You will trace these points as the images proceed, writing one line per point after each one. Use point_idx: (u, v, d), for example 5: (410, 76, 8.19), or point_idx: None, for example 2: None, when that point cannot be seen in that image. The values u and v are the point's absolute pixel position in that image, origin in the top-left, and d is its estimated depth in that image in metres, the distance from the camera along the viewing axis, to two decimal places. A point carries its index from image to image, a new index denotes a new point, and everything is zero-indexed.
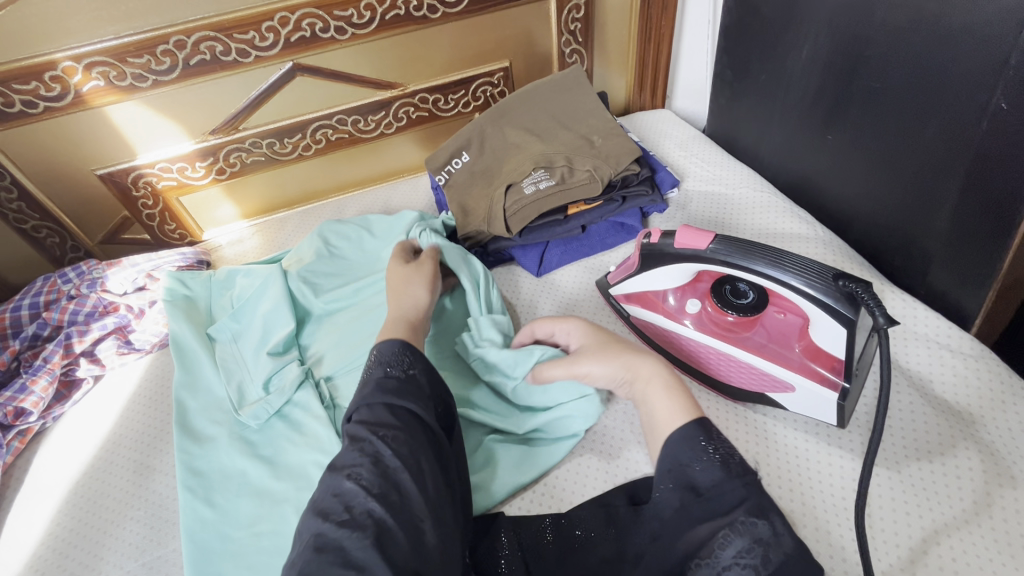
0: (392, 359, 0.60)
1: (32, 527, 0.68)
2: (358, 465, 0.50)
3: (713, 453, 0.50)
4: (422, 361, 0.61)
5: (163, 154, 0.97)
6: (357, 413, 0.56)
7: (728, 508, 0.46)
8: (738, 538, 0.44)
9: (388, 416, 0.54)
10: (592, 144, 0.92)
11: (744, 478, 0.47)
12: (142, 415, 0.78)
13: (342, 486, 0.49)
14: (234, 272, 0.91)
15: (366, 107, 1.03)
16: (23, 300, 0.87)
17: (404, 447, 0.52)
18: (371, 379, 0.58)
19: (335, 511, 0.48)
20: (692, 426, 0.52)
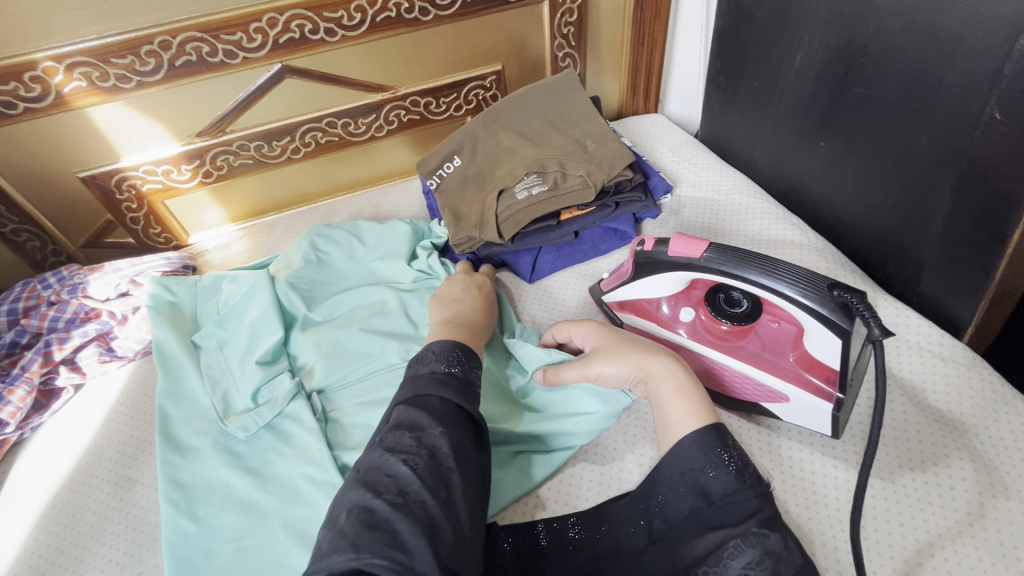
0: (454, 358, 0.61)
1: (9, 542, 0.66)
2: (412, 452, 0.50)
3: (728, 460, 0.50)
4: (475, 364, 0.62)
5: (147, 156, 0.94)
6: (414, 401, 0.56)
7: (740, 518, 0.47)
8: (749, 549, 0.44)
9: (448, 412, 0.55)
10: (586, 149, 0.91)
11: (757, 489, 0.48)
12: (124, 425, 0.76)
13: (396, 469, 0.49)
14: (221, 277, 0.89)
15: (357, 110, 1.02)
16: (1, 306, 0.84)
17: (460, 445, 0.52)
18: (431, 370, 0.59)
19: (386, 492, 0.47)
20: (708, 431, 0.52)
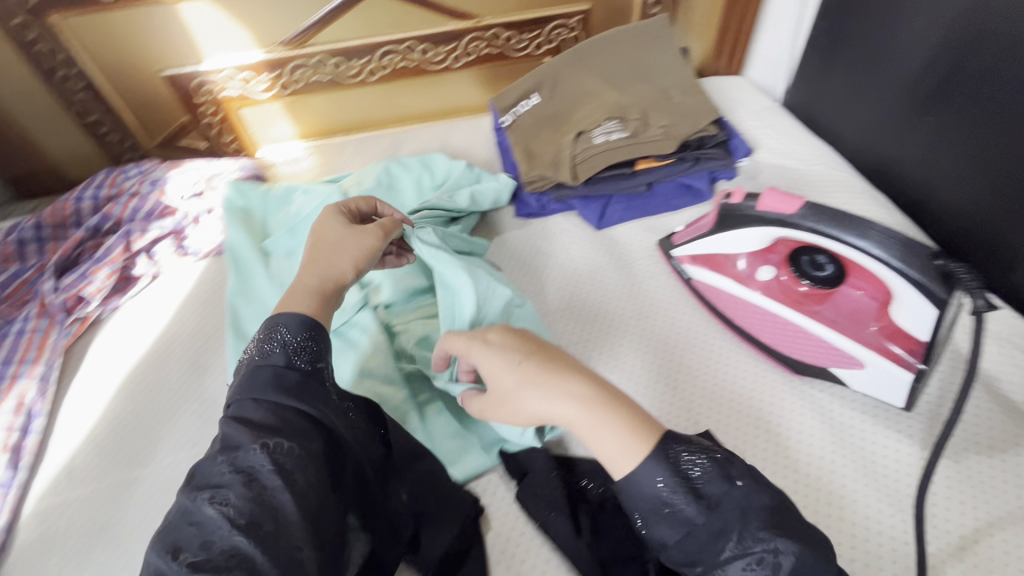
0: (281, 345, 0.54)
1: (91, 407, 0.70)
2: (223, 484, 0.45)
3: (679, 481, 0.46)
4: (325, 346, 0.56)
5: (229, 61, 0.95)
6: (234, 409, 0.50)
7: (714, 537, 0.45)
8: (742, 557, 0.43)
9: (276, 416, 0.49)
10: (670, 100, 0.88)
11: (719, 508, 0.45)
12: (198, 317, 0.79)
13: (201, 513, 0.43)
14: (293, 189, 0.91)
15: (438, 37, 1.00)
16: (86, 192, 0.87)
17: (285, 457, 0.46)
18: (250, 363, 0.53)
19: (189, 546, 0.42)
20: (654, 454, 0.47)
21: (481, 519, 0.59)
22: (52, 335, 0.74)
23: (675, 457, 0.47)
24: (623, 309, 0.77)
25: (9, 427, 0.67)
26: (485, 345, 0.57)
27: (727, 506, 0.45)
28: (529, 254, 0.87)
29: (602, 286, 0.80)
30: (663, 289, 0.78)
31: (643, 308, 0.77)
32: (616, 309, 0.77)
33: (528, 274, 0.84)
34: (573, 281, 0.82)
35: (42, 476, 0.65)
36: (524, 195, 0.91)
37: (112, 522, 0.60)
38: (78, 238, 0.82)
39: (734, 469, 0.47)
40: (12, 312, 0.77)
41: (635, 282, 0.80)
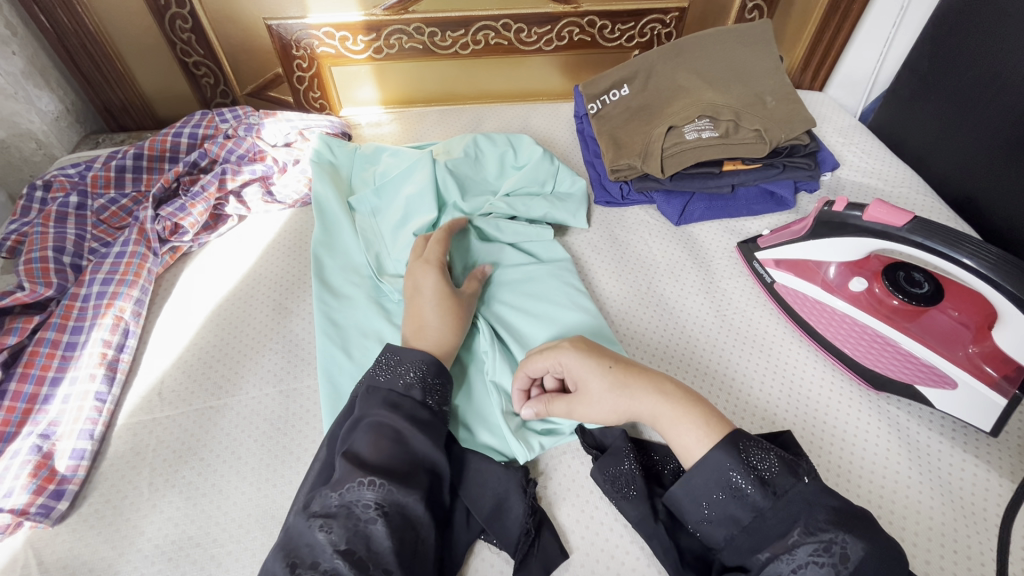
0: (409, 375, 0.58)
1: (179, 335, 0.73)
2: (332, 515, 0.48)
3: (746, 480, 0.49)
4: (443, 389, 0.59)
5: (331, 19, 0.97)
6: (357, 430, 0.54)
7: (773, 537, 0.47)
8: (803, 547, 0.45)
9: (391, 450, 0.52)
10: (765, 105, 0.87)
11: (786, 495, 0.48)
12: (282, 262, 0.82)
13: (314, 537, 0.47)
14: (381, 149, 0.92)
15: (535, 17, 1.01)
16: (184, 129, 0.89)
17: (389, 495, 0.49)
18: (375, 394, 0.56)
19: (301, 563, 0.45)
20: (723, 452, 0.51)
21: (555, 487, 0.61)
22: (148, 262, 0.76)
23: (745, 448, 0.51)
24: (698, 302, 0.77)
25: (106, 343, 0.68)
26: (562, 353, 0.60)
27: (799, 495, 0.48)
28: (599, 240, 0.87)
29: (679, 280, 0.80)
30: (739, 290, 0.79)
31: (719, 304, 0.77)
32: (690, 301, 0.77)
33: (597, 257, 0.84)
34: (644, 270, 0.82)
35: (134, 392, 0.67)
36: (606, 182, 0.92)
37: (198, 444, 0.63)
38: (177, 171, 0.85)
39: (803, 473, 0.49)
40: (108, 236, 0.80)
41: (711, 278, 0.80)
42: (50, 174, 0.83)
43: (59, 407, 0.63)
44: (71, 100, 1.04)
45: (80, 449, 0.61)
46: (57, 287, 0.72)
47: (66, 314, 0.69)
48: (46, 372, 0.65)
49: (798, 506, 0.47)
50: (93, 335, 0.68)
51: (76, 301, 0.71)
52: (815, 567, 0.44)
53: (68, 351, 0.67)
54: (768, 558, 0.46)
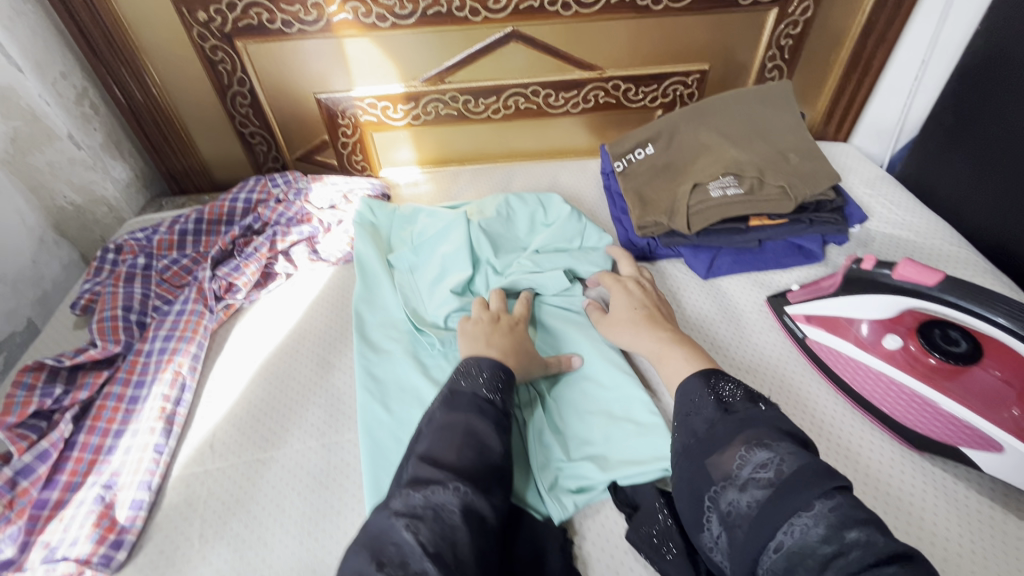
0: (485, 381, 0.63)
1: (229, 390, 0.77)
2: (417, 517, 0.50)
3: (713, 397, 0.58)
4: (512, 395, 0.64)
5: (374, 91, 1.05)
6: (436, 437, 0.57)
7: (723, 442, 0.53)
8: (755, 457, 0.50)
9: (475, 455, 0.56)
10: (789, 162, 0.89)
11: (736, 414, 0.55)
12: (326, 318, 0.86)
13: (400, 536, 0.49)
14: (418, 210, 0.98)
15: (562, 83, 1.07)
16: (240, 194, 0.97)
17: (470, 501, 0.52)
18: (457, 398, 0.61)
19: (390, 563, 0.47)
20: (695, 379, 0.61)
21: (589, 547, 0.61)
22: (204, 319, 0.82)
23: (713, 382, 0.60)
24: (729, 355, 0.78)
25: (165, 398, 0.73)
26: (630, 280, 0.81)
27: (749, 417, 0.54)
28: None
29: (710, 336, 0.81)
30: (771, 343, 0.79)
31: (750, 357, 0.77)
32: (721, 353, 0.78)
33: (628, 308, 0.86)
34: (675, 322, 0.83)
35: (188, 444, 0.71)
36: (634, 237, 0.94)
37: (247, 497, 0.66)
38: (234, 234, 0.92)
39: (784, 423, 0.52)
40: (169, 294, 0.86)
41: (742, 331, 0.81)
42: (122, 238, 0.91)
43: (120, 458, 0.67)
44: (141, 168, 1.15)
45: (138, 500, 0.64)
46: (124, 343, 0.78)
47: (130, 369, 0.75)
48: (111, 424, 0.70)
49: (745, 424, 0.53)
50: (154, 389, 0.73)
51: (140, 356, 0.76)
52: (755, 482, 0.48)
53: (131, 404, 0.72)
54: (716, 479, 0.51)
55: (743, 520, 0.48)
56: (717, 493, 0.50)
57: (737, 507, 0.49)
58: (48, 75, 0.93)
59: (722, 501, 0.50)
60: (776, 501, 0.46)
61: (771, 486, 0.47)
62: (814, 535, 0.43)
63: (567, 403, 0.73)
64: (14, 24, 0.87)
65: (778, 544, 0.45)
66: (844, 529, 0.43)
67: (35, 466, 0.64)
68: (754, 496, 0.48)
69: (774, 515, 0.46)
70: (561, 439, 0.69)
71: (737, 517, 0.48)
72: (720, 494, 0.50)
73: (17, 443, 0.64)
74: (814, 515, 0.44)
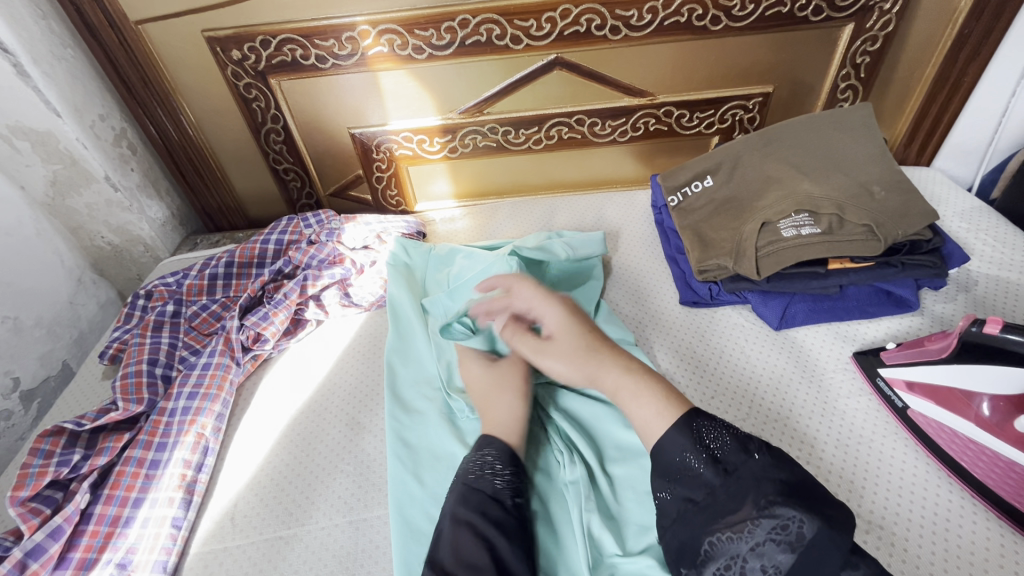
0: (491, 466, 0.58)
1: (254, 452, 0.72)
2: None
3: (702, 452, 0.53)
4: (515, 475, 0.58)
5: (410, 125, 1.01)
6: (438, 540, 0.53)
7: (726, 510, 0.49)
8: (767, 524, 0.46)
9: (472, 553, 0.50)
10: (873, 196, 0.78)
11: (735, 474, 0.50)
12: (356, 371, 0.81)
13: None
14: (455, 250, 0.91)
15: (610, 111, 1.00)
16: (272, 236, 0.93)
17: None
18: (454, 489, 0.57)
19: None
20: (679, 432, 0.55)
21: None
22: (230, 373, 0.77)
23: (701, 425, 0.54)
24: (817, 425, 0.67)
25: (186, 464, 0.68)
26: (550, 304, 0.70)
27: (744, 476, 0.50)
28: (693, 340, 0.80)
29: (789, 399, 0.70)
30: (864, 414, 0.68)
31: (842, 430, 0.66)
32: (808, 422, 0.67)
33: (693, 361, 0.76)
34: (749, 380, 0.73)
35: (208, 516, 0.66)
36: (694, 281, 0.85)
37: None
38: (263, 280, 0.87)
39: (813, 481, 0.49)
40: (197, 343, 0.83)
41: (829, 395, 0.70)
42: (152, 284, 0.88)
43: (138, 532, 0.62)
44: (177, 205, 1.13)
45: None
46: (148, 402, 0.73)
47: (152, 430, 0.70)
48: (130, 493, 0.65)
49: (745, 484, 0.49)
50: (175, 454, 0.68)
51: (163, 416, 0.71)
52: (773, 547, 0.46)
53: (151, 470, 0.67)
54: (722, 533, 0.48)
55: None
56: (723, 548, 0.48)
57: (748, 568, 0.46)
58: (86, 118, 0.92)
59: (722, 559, 0.47)
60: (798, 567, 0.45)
61: (793, 551, 0.46)
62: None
63: (623, 481, 0.63)
64: (54, 69, 0.86)
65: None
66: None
67: (46, 545, 0.59)
68: (773, 560, 0.46)
69: None
70: (616, 526, 0.60)
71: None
72: (724, 552, 0.48)
73: (29, 520, 0.59)
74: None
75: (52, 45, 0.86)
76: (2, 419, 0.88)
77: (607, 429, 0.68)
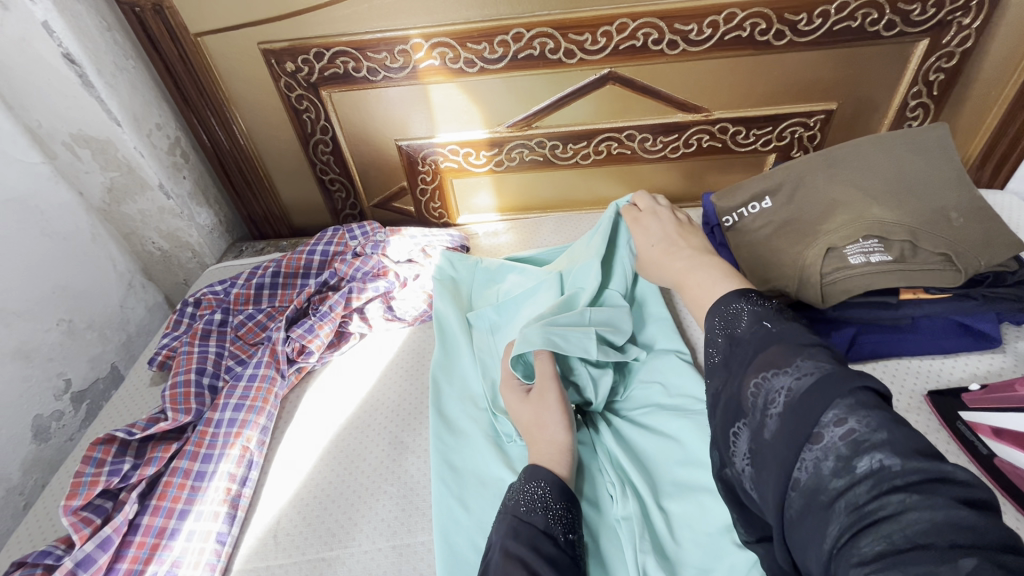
0: (543, 499, 0.54)
1: (297, 467, 0.71)
2: None
3: (722, 330, 0.51)
4: (567, 510, 0.54)
5: (458, 138, 1.00)
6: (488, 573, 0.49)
7: (742, 370, 0.46)
8: (767, 385, 0.43)
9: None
10: (950, 223, 0.73)
11: (748, 341, 0.47)
12: (399, 388, 0.79)
13: None
14: (504, 266, 0.89)
15: (662, 127, 0.97)
16: (317, 246, 0.93)
17: None
18: (505, 518, 0.54)
19: None
20: (712, 309, 0.54)
21: None
22: (276, 385, 0.77)
23: (726, 310, 0.52)
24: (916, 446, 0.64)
25: (231, 477, 0.68)
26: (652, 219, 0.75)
27: (760, 340, 0.46)
28: None
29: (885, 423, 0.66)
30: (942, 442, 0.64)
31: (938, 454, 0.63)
32: None
33: None
34: None
35: (251, 532, 0.65)
36: None
37: None
38: (309, 291, 0.87)
39: (819, 353, 0.42)
40: (243, 352, 0.83)
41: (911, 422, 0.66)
42: (200, 292, 0.89)
43: (182, 545, 0.62)
44: (224, 213, 1.14)
45: None
46: (195, 412, 0.73)
47: (199, 441, 0.70)
48: (176, 504, 0.65)
49: (758, 347, 0.46)
50: (220, 466, 0.68)
51: (210, 427, 0.71)
52: (771, 411, 0.42)
53: (197, 481, 0.67)
54: (738, 417, 0.45)
55: (760, 457, 0.41)
56: (741, 433, 0.44)
57: (755, 444, 0.42)
58: (144, 127, 0.94)
59: (743, 442, 0.44)
60: (790, 430, 0.39)
61: (783, 415, 0.40)
62: (828, 470, 0.37)
63: (679, 519, 0.60)
64: (115, 79, 0.88)
65: (794, 481, 0.38)
66: (856, 457, 0.36)
67: (96, 555, 0.59)
68: (769, 431, 0.41)
69: (790, 448, 0.39)
70: (671, 568, 0.56)
71: (755, 455, 0.42)
72: (744, 436, 0.44)
73: (80, 530, 0.60)
74: (825, 449, 0.37)
75: (115, 56, 0.88)
76: (53, 420, 0.90)
77: (660, 461, 0.65)
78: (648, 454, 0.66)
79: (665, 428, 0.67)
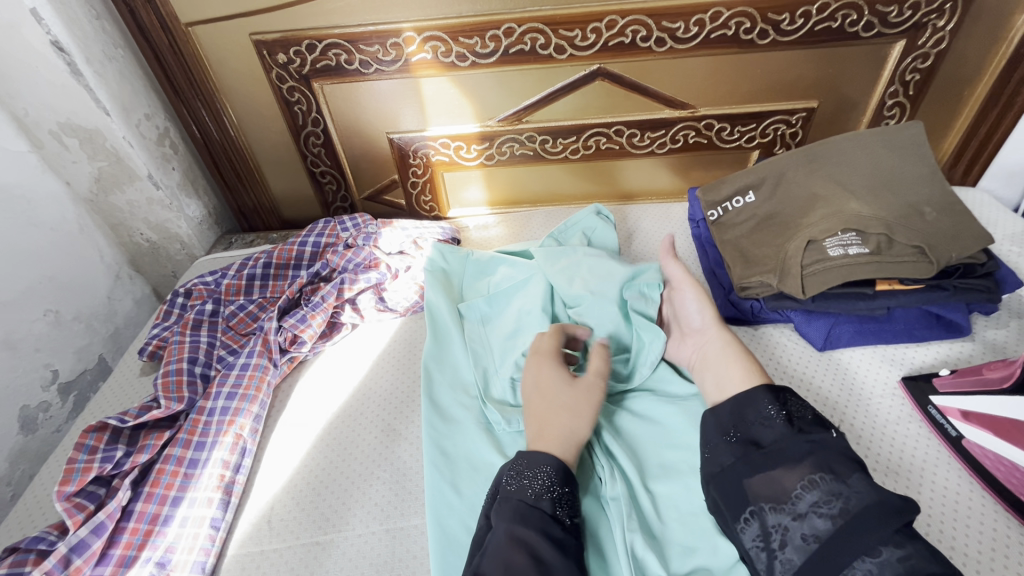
0: (551, 486, 0.56)
1: (291, 454, 0.72)
2: None
3: (777, 415, 0.57)
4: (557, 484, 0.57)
5: (449, 131, 1.01)
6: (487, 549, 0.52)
7: (791, 461, 0.53)
8: (818, 489, 0.49)
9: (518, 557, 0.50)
10: (924, 217, 0.76)
11: (809, 436, 0.54)
12: (392, 379, 0.80)
13: None
14: (494, 258, 0.90)
15: (649, 123, 0.99)
16: (309, 238, 0.94)
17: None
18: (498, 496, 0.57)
19: None
20: (764, 392, 0.60)
21: None
22: (268, 374, 0.77)
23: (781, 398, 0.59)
24: (886, 439, 0.66)
25: (224, 464, 0.68)
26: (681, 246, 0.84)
27: (821, 442, 0.53)
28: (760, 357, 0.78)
29: (860, 422, 0.68)
30: (911, 433, 0.67)
31: (906, 446, 0.66)
32: (875, 436, 0.67)
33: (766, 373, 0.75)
34: (823, 398, 0.71)
35: (245, 518, 0.66)
36: (735, 298, 0.84)
37: None
38: (302, 282, 0.88)
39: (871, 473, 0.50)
40: (235, 343, 0.83)
41: (882, 414, 0.69)
42: (191, 283, 0.89)
43: (176, 531, 0.62)
44: (213, 204, 1.14)
45: None
46: (188, 401, 0.74)
47: (192, 429, 0.70)
48: (169, 491, 0.65)
49: (815, 448, 0.53)
50: (213, 454, 0.68)
51: (202, 415, 0.72)
52: (815, 514, 0.48)
53: (190, 469, 0.67)
54: (768, 502, 0.51)
55: (794, 547, 0.48)
56: (765, 516, 0.51)
57: (788, 533, 0.49)
58: (133, 117, 0.93)
59: (766, 523, 0.50)
60: (838, 537, 0.46)
61: (832, 521, 0.47)
62: None
63: (665, 500, 0.62)
64: (105, 68, 0.88)
65: None
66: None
67: (90, 540, 0.59)
68: (817, 532, 0.47)
69: (833, 553, 0.46)
70: (657, 545, 0.58)
71: (782, 542, 0.49)
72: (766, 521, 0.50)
73: (74, 515, 0.60)
74: (880, 563, 0.44)
75: (104, 44, 0.87)
76: (40, 411, 0.89)
77: (648, 445, 0.67)
78: (637, 439, 0.67)
79: (652, 413, 0.69)
